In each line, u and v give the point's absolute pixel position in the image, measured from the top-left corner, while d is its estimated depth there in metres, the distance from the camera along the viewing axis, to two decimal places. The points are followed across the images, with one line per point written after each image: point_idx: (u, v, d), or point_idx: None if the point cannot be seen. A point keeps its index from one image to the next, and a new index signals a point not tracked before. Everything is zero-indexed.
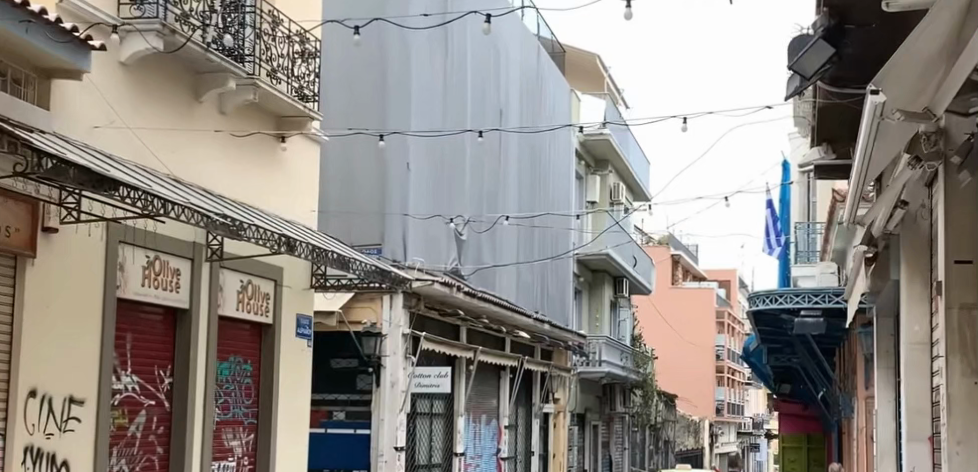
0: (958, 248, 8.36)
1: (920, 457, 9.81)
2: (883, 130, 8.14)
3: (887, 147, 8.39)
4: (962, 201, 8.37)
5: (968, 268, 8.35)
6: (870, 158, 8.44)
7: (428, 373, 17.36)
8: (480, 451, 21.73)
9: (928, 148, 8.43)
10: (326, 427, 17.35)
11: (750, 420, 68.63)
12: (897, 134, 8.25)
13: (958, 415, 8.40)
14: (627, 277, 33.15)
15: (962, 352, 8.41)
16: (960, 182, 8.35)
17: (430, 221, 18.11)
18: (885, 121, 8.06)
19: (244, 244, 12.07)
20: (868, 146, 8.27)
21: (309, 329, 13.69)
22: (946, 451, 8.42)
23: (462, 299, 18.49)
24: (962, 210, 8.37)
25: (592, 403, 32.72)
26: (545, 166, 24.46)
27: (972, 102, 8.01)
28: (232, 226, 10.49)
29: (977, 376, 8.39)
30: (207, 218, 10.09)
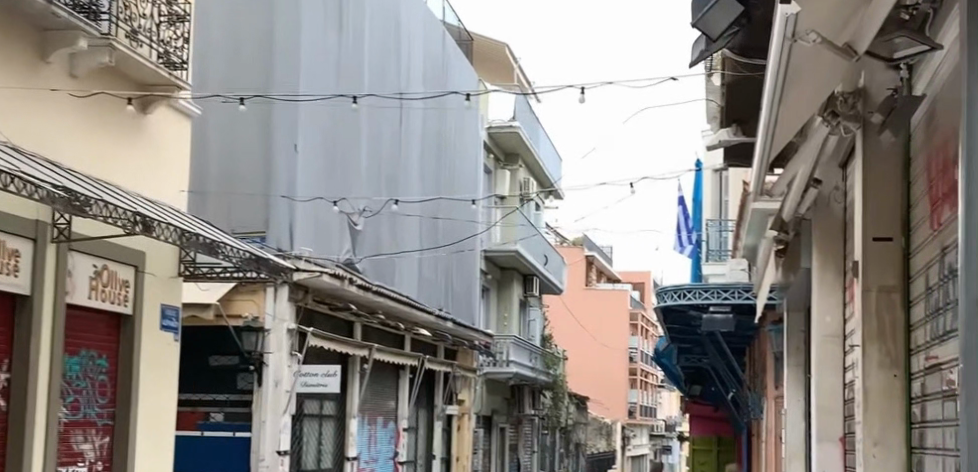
0: (877, 224, 7.36)
1: (829, 459, 9.24)
2: (791, 101, 7.28)
3: (794, 118, 7.54)
4: (878, 164, 7.43)
5: (887, 246, 7.35)
6: (778, 128, 7.56)
7: (313, 373, 16.21)
8: (376, 455, 20.65)
9: (846, 111, 7.53)
10: (201, 429, 16.22)
11: (663, 422, 68.24)
12: (807, 103, 7.38)
13: (873, 412, 7.25)
14: (538, 275, 32.25)
15: (882, 340, 7.31)
16: (882, 141, 7.40)
17: (321, 209, 17.10)
18: (795, 88, 7.19)
19: (97, 223, 10.93)
20: (773, 116, 7.41)
21: (175, 321, 12.60)
22: (860, 451, 7.33)
23: (355, 293, 17.44)
24: (877, 174, 7.42)
25: (499, 404, 31.77)
26: (450, 153, 23.45)
27: (897, 48, 6.71)
28: (75, 200, 9.40)
29: (896, 368, 7.27)
30: (41, 187, 8.99)
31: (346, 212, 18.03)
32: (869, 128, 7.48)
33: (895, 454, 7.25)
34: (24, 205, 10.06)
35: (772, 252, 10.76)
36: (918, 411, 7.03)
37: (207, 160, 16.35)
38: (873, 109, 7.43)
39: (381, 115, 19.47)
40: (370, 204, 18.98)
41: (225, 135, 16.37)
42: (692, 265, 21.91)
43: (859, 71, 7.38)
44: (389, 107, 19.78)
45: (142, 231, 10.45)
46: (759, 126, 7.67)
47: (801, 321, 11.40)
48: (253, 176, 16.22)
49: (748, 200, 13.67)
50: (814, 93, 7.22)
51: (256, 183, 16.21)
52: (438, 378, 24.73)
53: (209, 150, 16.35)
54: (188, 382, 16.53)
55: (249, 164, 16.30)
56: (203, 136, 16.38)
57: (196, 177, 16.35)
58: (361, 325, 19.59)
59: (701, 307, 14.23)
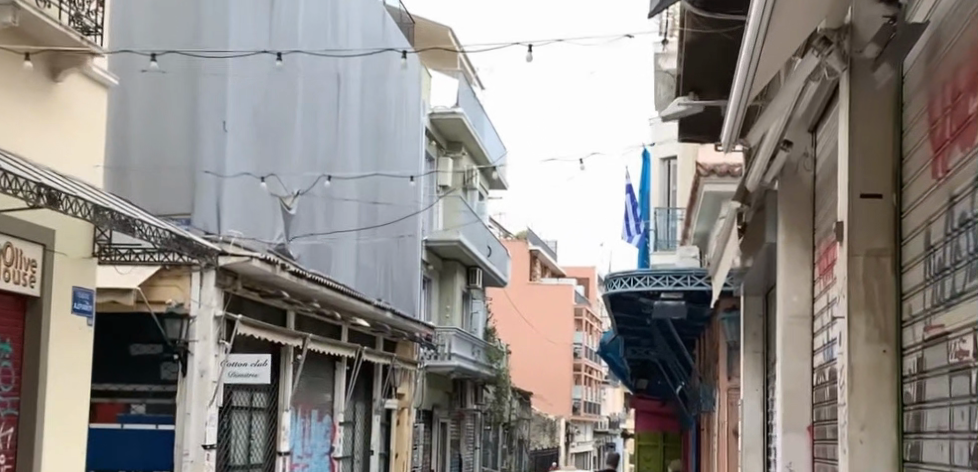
0: (866, 178, 6.86)
1: (797, 451, 8.76)
2: (774, 50, 6.62)
3: (773, 64, 6.84)
4: (870, 105, 6.94)
5: (879, 204, 6.85)
6: (761, 71, 6.85)
7: (243, 362, 15.42)
8: (310, 450, 19.85)
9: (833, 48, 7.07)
10: (122, 422, 15.38)
11: (606, 419, 67.80)
12: (779, 54, 6.73)
13: (859, 390, 6.77)
14: (481, 266, 31.53)
15: (868, 309, 6.84)
16: (877, 81, 6.92)
17: (253, 192, 16.36)
18: (776, 40, 6.50)
19: None
20: (750, 66, 6.76)
21: (89, 305, 11.74)
22: (845, 439, 6.79)
23: (288, 280, 16.62)
24: (871, 117, 6.92)
25: (441, 399, 31.02)
26: (391, 137, 22.69)
27: None
28: None
29: (885, 344, 6.80)
30: None
31: (280, 197, 17.30)
32: (861, 64, 6.97)
33: (885, 440, 6.71)
34: None
35: (730, 233, 10.11)
36: (910, 391, 6.59)
37: (130, 138, 15.57)
38: (867, 43, 6.91)
39: (316, 97, 18.73)
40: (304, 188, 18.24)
41: (149, 112, 15.60)
42: (640, 255, 21.30)
43: (846, 6, 6.87)
44: (325, 89, 19.05)
45: (46, 205, 9.39)
46: (735, 76, 7.09)
47: (759, 305, 10.80)
48: (177, 155, 15.52)
49: (699, 182, 13.04)
50: (799, 33, 6.56)
51: (183, 163, 15.49)
52: (376, 371, 23.91)
53: (132, 128, 15.57)
54: (108, 372, 15.63)
55: (175, 144, 15.56)
56: (126, 112, 15.60)
57: (119, 156, 15.58)
58: (295, 314, 18.75)
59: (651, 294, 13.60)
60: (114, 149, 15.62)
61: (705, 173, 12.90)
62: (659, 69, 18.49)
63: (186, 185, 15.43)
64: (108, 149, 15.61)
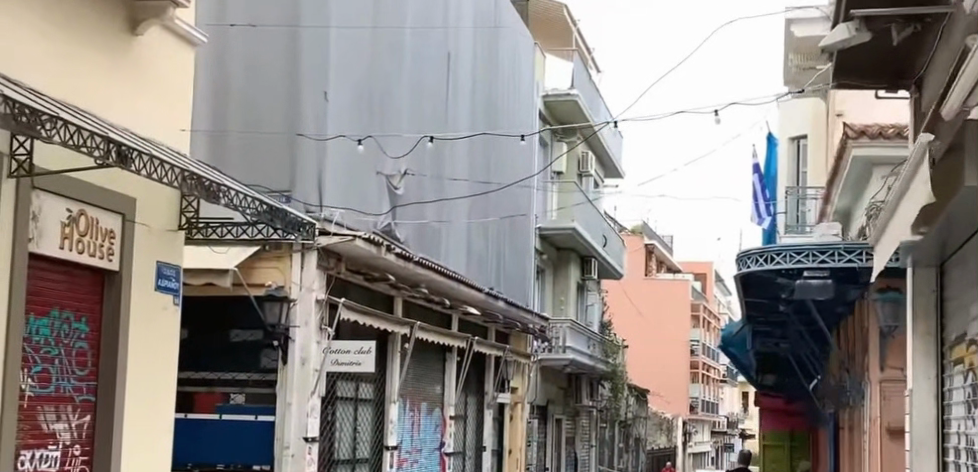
0: None
1: None
2: None
3: None
4: None
5: None
6: None
7: (345, 350, 14.38)
8: (419, 444, 18.78)
9: None
10: (218, 413, 14.37)
11: (724, 419, 65.85)
12: None
13: None
14: (596, 257, 30.27)
15: None
16: None
17: (357, 166, 15.32)
18: None
19: (70, 157, 9.05)
20: None
21: (175, 281, 10.72)
22: None
23: (394, 263, 15.58)
24: None
25: (555, 395, 29.82)
26: (503, 120, 21.59)
27: None
28: (16, 113, 7.42)
29: None
30: None
31: (385, 175, 16.26)
32: None
33: None
34: None
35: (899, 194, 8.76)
36: None
37: (228, 99, 14.61)
38: None
39: (426, 68, 17.67)
40: (411, 167, 17.20)
41: (248, 73, 14.63)
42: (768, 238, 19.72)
43: None
44: (435, 60, 18.00)
45: (116, 164, 8.32)
46: None
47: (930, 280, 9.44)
48: (276, 120, 14.53)
49: (846, 145, 11.69)
50: None
51: (282, 129, 14.49)
52: (488, 364, 22.79)
53: (231, 88, 14.62)
54: (208, 360, 14.67)
55: (274, 107, 14.58)
56: (224, 72, 14.64)
57: (216, 119, 14.63)
58: (402, 300, 17.72)
59: (792, 274, 12.22)
60: (211, 113, 14.68)
61: (855, 135, 11.55)
62: (792, 36, 17.09)
63: (286, 152, 14.43)
64: (205, 110, 14.66)
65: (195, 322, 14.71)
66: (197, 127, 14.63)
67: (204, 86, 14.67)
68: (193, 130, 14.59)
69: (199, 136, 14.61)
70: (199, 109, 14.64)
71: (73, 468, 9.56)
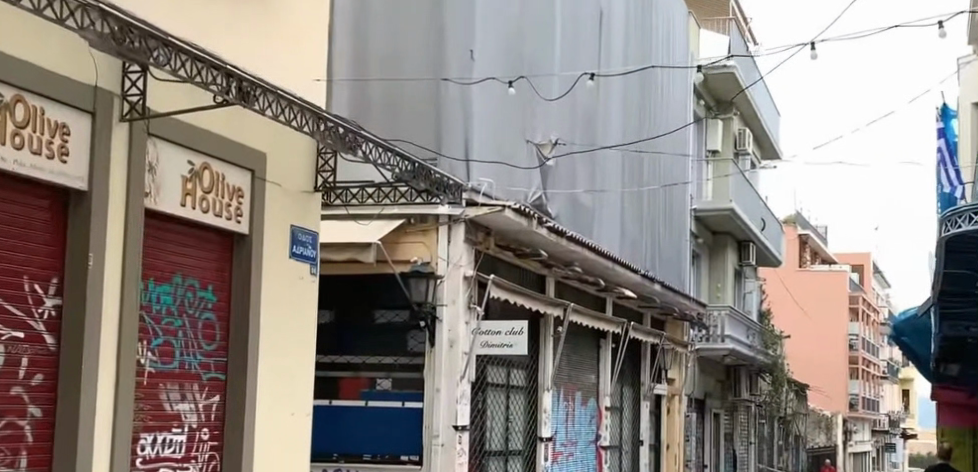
0: None
1: None
2: None
3: None
4: None
5: None
6: None
7: (496, 330, 13.24)
8: (576, 437, 17.57)
9: None
10: (364, 399, 13.35)
11: (884, 417, 63.16)
12: None
13: None
14: (754, 241, 28.89)
15: None
16: None
17: (503, 129, 14.27)
18: None
19: (183, 99, 8.13)
20: None
21: (312, 250, 9.66)
22: None
23: (547, 238, 14.42)
24: None
25: (713, 387, 28.35)
26: (656, 89, 20.42)
27: None
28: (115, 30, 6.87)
29: None
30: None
31: (534, 142, 15.21)
32: None
33: None
34: (78, 59, 7.36)
35: None
36: None
37: (369, 52, 13.75)
38: None
39: (580, 32, 16.61)
40: (561, 136, 16.14)
41: (391, 31, 13.70)
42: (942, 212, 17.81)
43: None
44: (590, 23, 16.91)
45: (238, 101, 7.63)
46: None
47: None
48: (420, 72, 13.56)
49: None
50: None
51: (425, 82, 13.50)
52: (644, 353, 21.47)
53: (373, 36, 13.77)
54: (353, 343, 13.57)
55: (417, 59, 13.60)
56: (366, 20, 13.80)
57: (358, 67, 13.77)
58: (555, 281, 16.59)
59: None
60: (351, 71, 13.80)
61: None
62: None
63: (430, 108, 13.44)
64: (347, 58, 13.84)
65: (339, 303, 13.62)
66: (339, 77, 13.79)
67: (344, 35, 13.86)
68: (334, 80, 13.74)
69: (340, 86, 13.75)
70: (340, 58, 13.83)
71: (201, 454, 8.54)
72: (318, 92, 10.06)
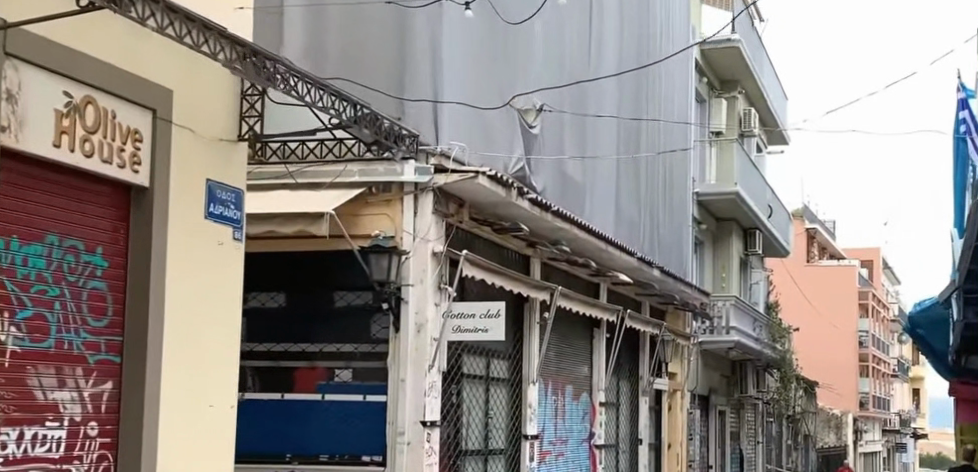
0: None
1: None
2: None
3: None
4: None
5: None
6: None
7: (469, 313, 11.74)
8: (566, 435, 16.06)
9: None
10: (321, 392, 11.71)
11: (895, 417, 61.50)
12: None
13: None
14: (761, 228, 27.50)
15: None
16: None
17: (479, 88, 12.89)
18: None
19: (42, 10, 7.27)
20: None
21: (239, 215, 8.60)
22: None
23: (528, 212, 12.94)
24: None
25: (718, 383, 26.84)
26: (652, 58, 19.11)
27: None
28: None
29: None
30: None
31: (515, 107, 13.88)
32: None
33: None
34: None
35: None
36: None
37: None
38: None
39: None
40: (546, 102, 14.83)
41: None
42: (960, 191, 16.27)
43: None
44: None
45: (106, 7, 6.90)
46: None
47: None
48: (383, 12, 12.04)
49: None
50: None
51: (389, 28, 12.02)
52: (643, 343, 20.04)
53: None
54: (309, 329, 11.92)
55: None
56: None
57: None
58: (540, 262, 15.10)
59: None
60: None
61: None
62: None
63: (395, 57, 11.98)
64: None
65: (294, 283, 11.99)
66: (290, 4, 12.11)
67: None
68: (285, 7, 12.10)
69: (291, 13, 12.11)
70: None
71: (87, 453, 7.51)
72: (242, 19, 8.72)
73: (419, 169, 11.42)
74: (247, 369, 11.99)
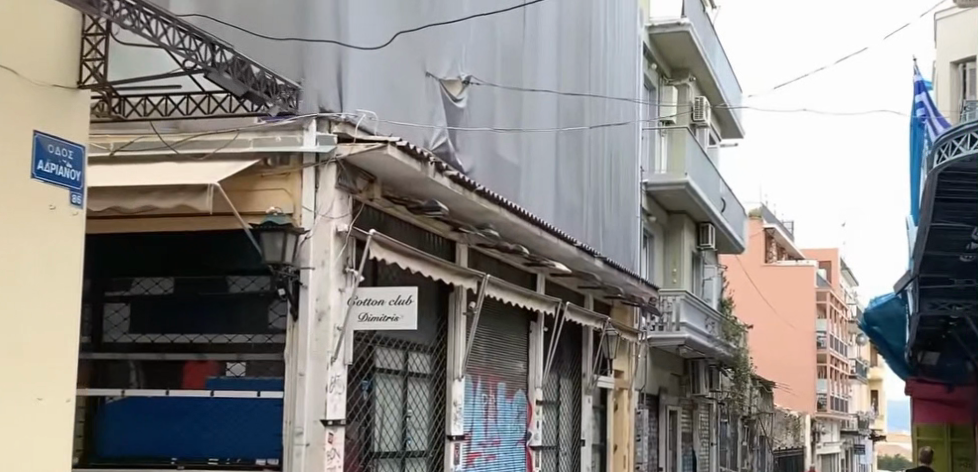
0: None
1: None
2: None
3: None
4: None
5: None
6: None
7: (377, 299, 10.51)
8: (498, 434, 14.88)
9: None
10: (211, 388, 10.44)
11: (853, 418, 60.64)
12: None
13: None
14: (714, 222, 26.44)
15: None
16: None
17: (395, 55, 11.72)
18: None
19: None
20: None
21: (77, 171, 7.89)
22: None
23: (449, 192, 11.74)
24: None
25: (668, 382, 25.72)
26: (593, 35, 18.00)
27: None
28: None
29: None
30: None
31: (438, 77, 12.71)
32: None
33: None
34: None
35: None
36: None
37: None
38: None
39: None
40: (475, 74, 13.68)
41: None
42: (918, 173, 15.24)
43: None
44: None
45: None
46: None
47: None
48: None
49: None
50: None
51: None
52: (586, 337, 18.89)
53: None
54: (200, 317, 10.62)
55: None
56: None
57: None
58: (467, 248, 13.89)
59: None
60: None
61: None
62: None
63: (294, 14, 10.78)
64: None
65: (182, 267, 10.69)
66: None
67: None
68: None
69: None
70: None
71: None
72: None
73: (322, 139, 10.30)
74: (130, 362, 10.62)
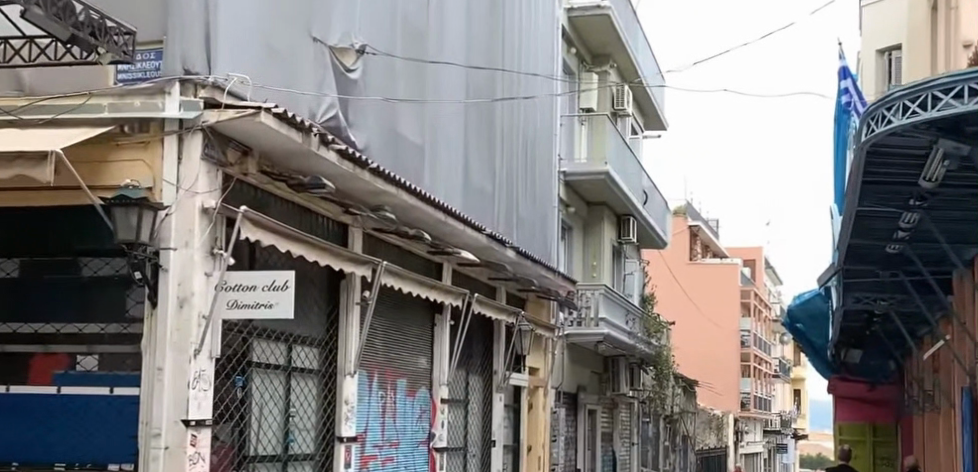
0: None
1: None
2: None
3: None
4: None
5: None
6: None
7: (249, 285, 9.39)
8: (398, 435, 13.78)
9: None
10: (58, 385, 9.29)
11: (776, 417, 60.21)
12: None
13: None
14: (635, 214, 25.53)
15: None
16: None
17: (276, 16, 10.58)
18: None
19: None
20: None
21: None
22: None
23: (335, 167, 10.60)
24: None
25: (587, 380, 24.76)
26: (506, 9, 16.93)
27: None
28: None
29: None
30: None
31: (328, 44, 11.55)
32: None
33: None
34: None
35: None
36: None
37: None
38: None
39: None
40: (371, 43, 12.54)
41: None
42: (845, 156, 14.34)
43: None
44: None
45: None
46: None
47: None
48: None
49: None
50: None
51: None
52: (498, 332, 17.85)
53: None
54: (48, 304, 9.43)
55: None
56: None
57: None
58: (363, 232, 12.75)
59: (927, 131, 9.51)
60: None
61: None
62: None
63: None
64: None
65: (27, 247, 9.48)
66: None
67: None
68: None
69: None
70: None
71: None
72: None
73: (185, 104, 9.16)
74: None
